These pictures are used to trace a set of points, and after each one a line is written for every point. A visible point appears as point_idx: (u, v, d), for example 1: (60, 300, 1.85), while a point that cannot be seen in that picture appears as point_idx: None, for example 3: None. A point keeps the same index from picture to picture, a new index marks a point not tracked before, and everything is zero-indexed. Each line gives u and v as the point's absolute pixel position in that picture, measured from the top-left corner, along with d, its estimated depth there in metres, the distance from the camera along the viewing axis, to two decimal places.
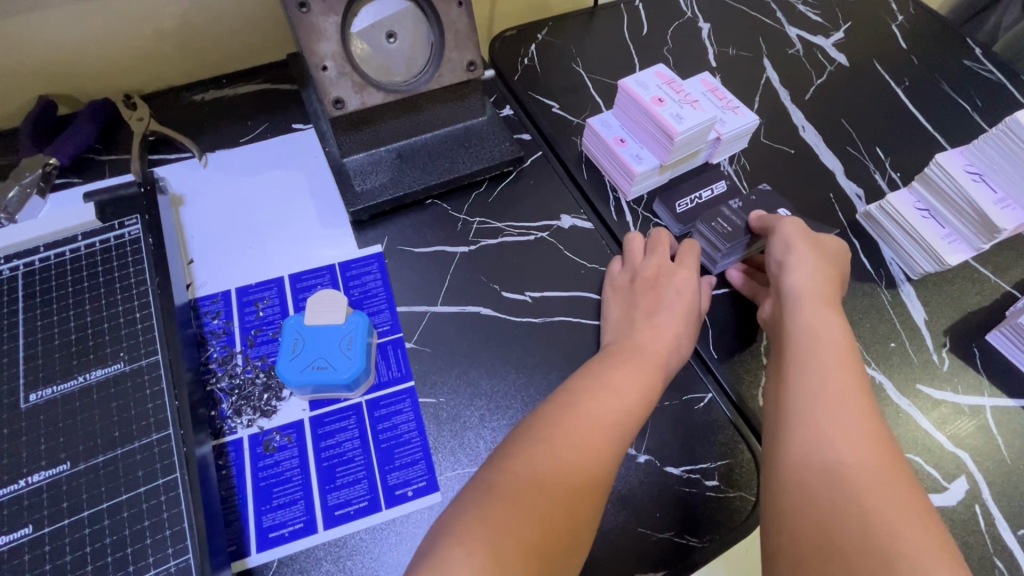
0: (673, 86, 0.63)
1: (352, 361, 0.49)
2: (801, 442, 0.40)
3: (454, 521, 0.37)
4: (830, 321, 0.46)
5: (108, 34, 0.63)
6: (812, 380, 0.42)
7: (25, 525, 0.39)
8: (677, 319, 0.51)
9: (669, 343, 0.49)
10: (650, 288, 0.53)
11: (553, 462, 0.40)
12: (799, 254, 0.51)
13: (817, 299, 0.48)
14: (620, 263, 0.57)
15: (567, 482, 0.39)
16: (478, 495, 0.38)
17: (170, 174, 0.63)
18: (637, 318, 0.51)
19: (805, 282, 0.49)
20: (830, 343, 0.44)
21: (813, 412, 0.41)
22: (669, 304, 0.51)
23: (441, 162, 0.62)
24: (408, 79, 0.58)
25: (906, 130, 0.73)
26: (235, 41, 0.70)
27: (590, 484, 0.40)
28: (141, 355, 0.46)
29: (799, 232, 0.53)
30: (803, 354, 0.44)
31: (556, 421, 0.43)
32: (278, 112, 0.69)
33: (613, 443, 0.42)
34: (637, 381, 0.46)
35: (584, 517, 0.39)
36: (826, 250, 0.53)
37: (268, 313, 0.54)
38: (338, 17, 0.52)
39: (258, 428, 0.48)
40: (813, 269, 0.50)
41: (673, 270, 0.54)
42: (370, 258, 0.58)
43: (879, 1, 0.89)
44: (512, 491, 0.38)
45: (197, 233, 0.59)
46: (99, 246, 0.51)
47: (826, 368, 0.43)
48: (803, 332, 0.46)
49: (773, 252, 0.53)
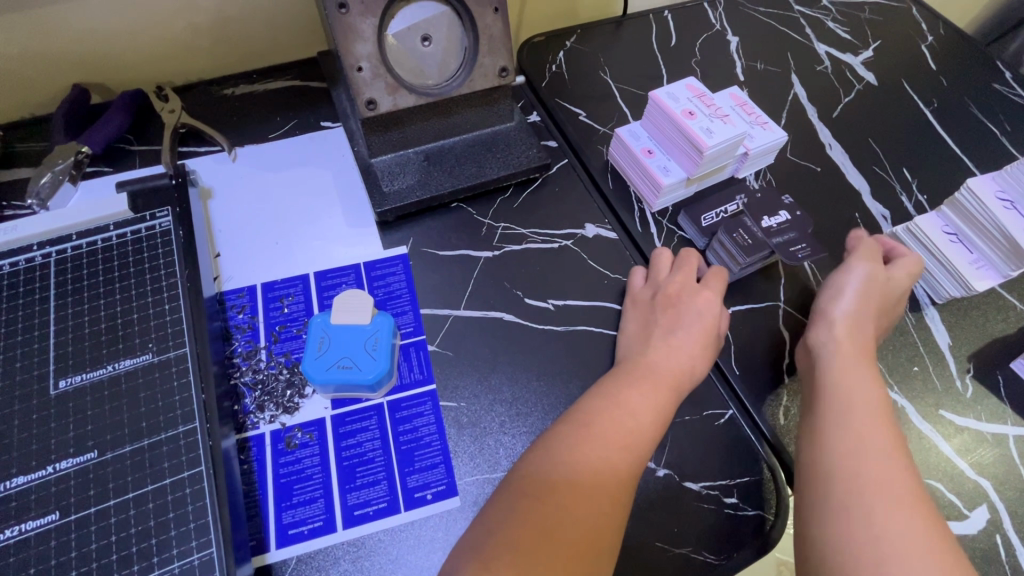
0: (704, 100, 0.63)
1: (377, 363, 0.49)
2: (841, 481, 0.41)
3: (484, 542, 0.37)
4: (871, 371, 0.48)
5: (143, 25, 0.64)
6: (854, 424, 0.43)
7: (52, 511, 0.39)
8: (695, 342, 0.50)
9: (688, 367, 0.49)
10: (669, 306, 0.53)
11: (563, 472, 0.41)
12: (848, 300, 0.52)
13: (861, 347, 0.49)
14: (643, 276, 0.57)
15: (574, 491, 0.40)
16: (507, 508, 0.39)
17: (200, 167, 0.63)
18: (656, 335, 0.51)
19: (851, 327, 0.50)
20: (871, 392, 0.46)
21: (848, 451, 0.42)
22: (687, 324, 0.51)
23: (469, 166, 0.62)
24: (440, 83, 0.58)
25: (933, 151, 0.73)
26: (266, 36, 0.70)
27: (607, 502, 0.40)
28: (169, 347, 0.46)
29: (847, 274, 0.54)
30: (844, 397, 0.45)
31: (564, 436, 0.43)
32: (308, 109, 0.70)
33: (631, 464, 0.42)
34: (650, 400, 0.46)
35: (603, 539, 0.39)
36: (888, 292, 0.53)
37: (292, 309, 0.54)
38: (376, 19, 0.52)
39: (280, 425, 0.48)
40: (862, 316, 0.51)
41: (695, 291, 0.54)
42: (396, 259, 0.59)
43: (909, 21, 0.89)
44: (537, 507, 0.39)
45: (224, 227, 0.59)
46: (131, 236, 0.51)
47: (864, 411, 0.44)
48: (845, 375, 0.47)
49: (829, 292, 0.53)
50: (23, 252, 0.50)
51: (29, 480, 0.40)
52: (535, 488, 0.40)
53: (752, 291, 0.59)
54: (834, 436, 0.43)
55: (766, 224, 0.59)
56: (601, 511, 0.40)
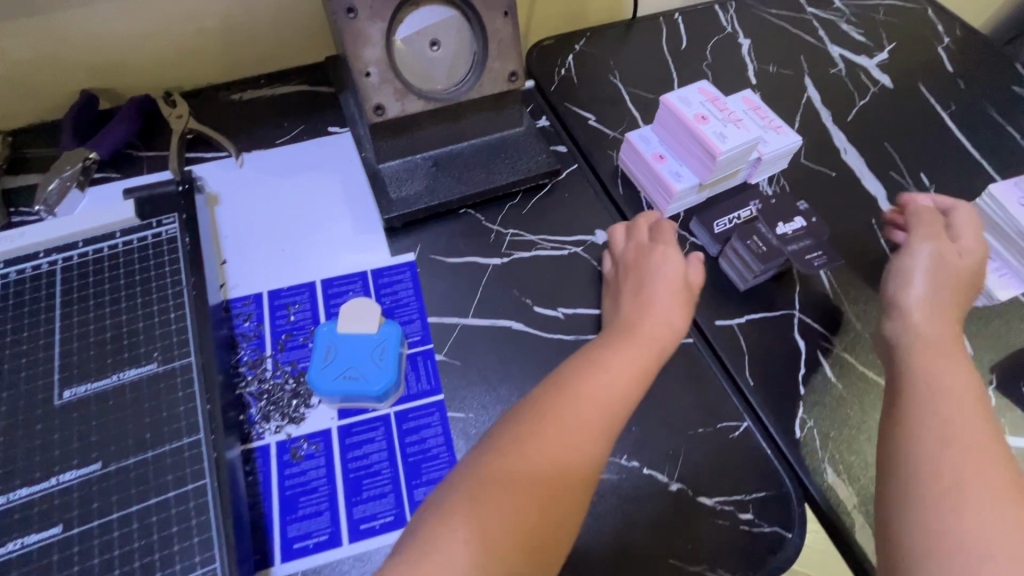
0: (717, 104, 0.62)
1: (384, 373, 0.48)
2: (924, 425, 0.41)
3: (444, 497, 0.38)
4: (951, 337, 0.47)
5: (153, 30, 0.64)
6: (942, 386, 0.43)
7: (55, 524, 0.39)
8: (663, 295, 0.51)
9: (661, 317, 0.49)
10: (631, 274, 0.53)
11: (531, 428, 0.40)
12: (926, 274, 0.51)
13: (942, 317, 0.49)
14: (610, 258, 0.57)
15: (539, 443, 0.40)
16: (468, 472, 0.39)
17: (206, 173, 0.63)
18: (626, 294, 0.52)
19: (926, 297, 0.50)
20: (956, 360, 0.45)
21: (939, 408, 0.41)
22: (653, 282, 0.52)
23: (478, 172, 0.61)
24: (449, 87, 0.58)
25: (951, 155, 0.71)
26: (274, 41, 0.70)
27: (571, 457, 0.40)
28: (174, 356, 0.46)
29: (917, 252, 0.53)
30: (928, 362, 0.45)
31: (540, 397, 0.43)
32: (315, 114, 0.69)
33: (597, 414, 0.42)
34: (621, 352, 0.46)
35: (566, 496, 0.39)
36: (960, 263, 0.52)
37: (299, 317, 0.54)
38: (384, 24, 0.52)
39: (286, 435, 0.48)
40: (939, 291, 0.50)
41: (653, 251, 0.54)
42: (403, 266, 0.58)
43: (925, 23, 0.87)
44: (496, 467, 0.38)
45: (230, 233, 0.59)
46: (137, 244, 0.51)
47: (950, 373, 0.44)
48: (930, 343, 0.46)
49: (894, 273, 0.53)
50: (30, 259, 0.50)
51: (32, 492, 0.40)
52: (499, 474, 0.38)
53: (767, 300, 0.58)
54: (924, 378, 0.44)
55: (782, 231, 0.58)
56: (567, 469, 0.39)
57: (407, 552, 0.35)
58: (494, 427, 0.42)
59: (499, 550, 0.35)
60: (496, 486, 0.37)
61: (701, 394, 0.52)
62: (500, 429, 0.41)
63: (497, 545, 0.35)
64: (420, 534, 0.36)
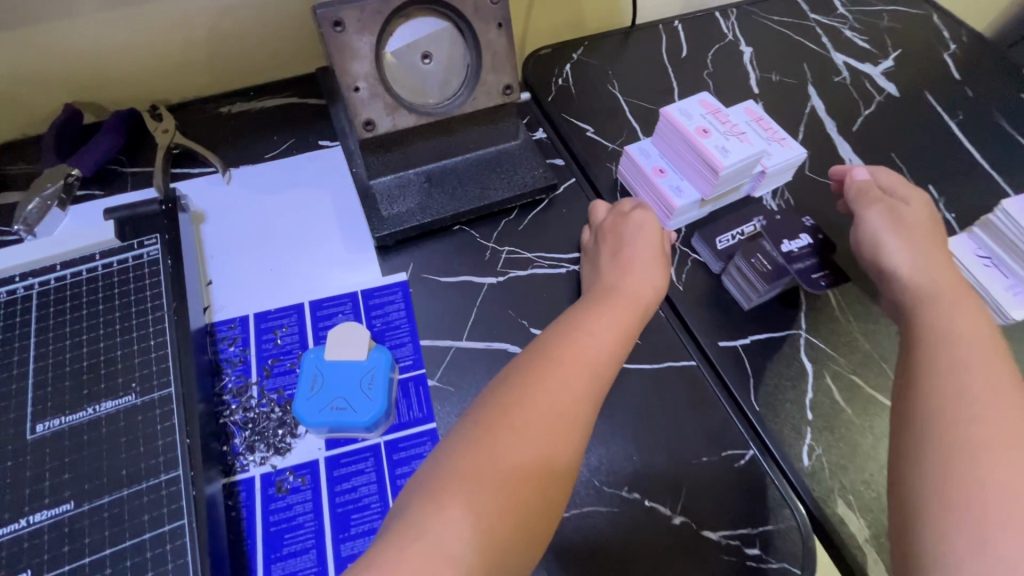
0: (719, 116, 0.60)
1: (373, 403, 0.46)
2: (932, 365, 0.41)
3: (433, 474, 0.36)
4: (948, 287, 0.48)
5: (137, 43, 0.62)
6: (949, 334, 0.43)
7: (24, 570, 0.37)
8: (641, 255, 0.52)
9: (642, 278, 0.51)
10: (610, 238, 0.55)
11: (518, 399, 0.39)
12: (891, 236, 0.53)
13: (925, 271, 0.50)
14: (588, 231, 0.58)
15: (526, 412, 0.39)
16: (457, 448, 0.37)
17: (192, 190, 0.61)
18: (605, 258, 0.53)
19: (907, 260, 0.51)
20: (959, 308, 0.45)
21: (949, 352, 0.42)
22: (632, 243, 0.53)
23: (472, 187, 0.59)
24: (441, 101, 0.56)
25: (959, 166, 0.69)
26: (263, 52, 0.68)
27: (561, 423, 0.39)
28: (153, 386, 0.44)
29: (868, 220, 0.55)
30: (931, 316, 0.46)
31: (527, 368, 0.42)
32: (305, 127, 0.67)
33: (584, 379, 0.41)
34: (605, 315, 0.47)
35: (557, 462, 0.38)
36: (911, 216, 0.54)
37: (286, 341, 0.52)
38: (373, 37, 0.50)
39: (271, 467, 0.46)
40: (913, 248, 0.52)
41: (631, 217, 0.56)
42: (394, 286, 0.56)
43: (930, 29, 0.85)
44: (484, 439, 0.37)
45: (216, 253, 0.57)
46: (117, 266, 0.49)
47: (954, 321, 0.44)
48: (925, 299, 0.47)
49: (863, 245, 0.55)
50: (5, 284, 0.48)
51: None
52: (486, 444, 0.37)
53: (771, 319, 0.55)
54: (930, 327, 0.45)
55: (787, 248, 0.56)
56: (557, 435, 0.38)
57: (396, 536, 0.33)
58: (479, 401, 0.41)
59: (491, 517, 0.34)
60: (483, 458, 0.36)
61: (704, 420, 0.50)
62: (488, 402, 0.40)
63: (495, 517, 0.34)
64: (406, 517, 0.34)
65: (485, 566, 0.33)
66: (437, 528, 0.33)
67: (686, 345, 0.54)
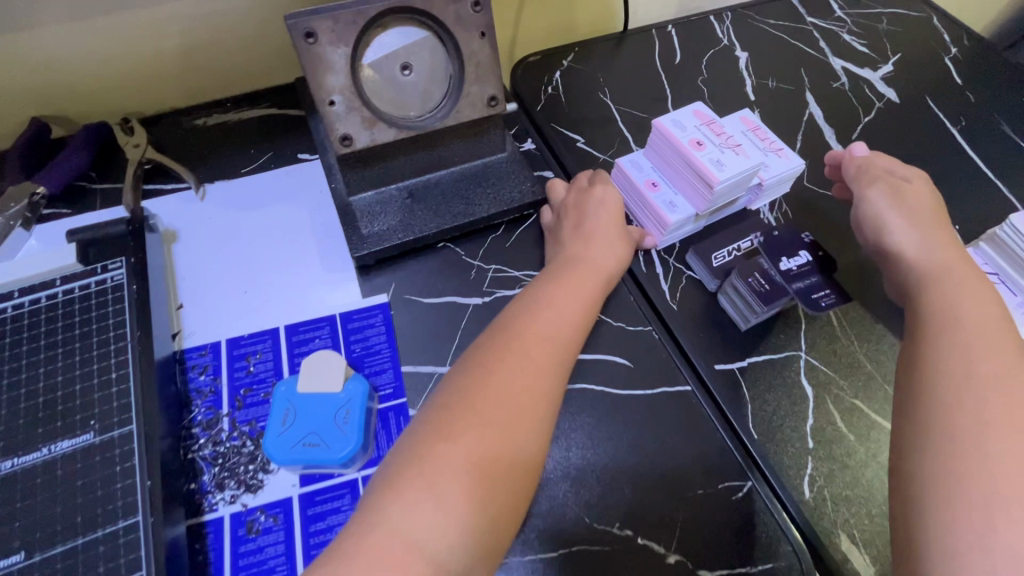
0: (713, 127, 0.57)
1: (348, 437, 0.43)
2: (937, 339, 0.40)
3: (400, 456, 0.38)
4: (954, 262, 0.46)
5: (106, 54, 0.59)
6: (953, 309, 0.42)
7: None
8: (602, 230, 0.54)
9: (602, 251, 0.53)
10: (573, 213, 0.56)
11: (479, 380, 0.42)
12: (893, 212, 0.51)
13: (929, 248, 0.48)
14: (549, 210, 0.58)
15: (487, 390, 0.41)
16: (422, 429, 0.39)
17: (164, 207, 0.58)
18: (566, 233, 0.55)
19: (909, 236, 0.49)
20: (964, 284, 0.44)
21: (955, 327, 0.40)
22: (593, 217, 0.55)
23: (456, 203, 0.57)
24: (423, 114, 0.53)
25: (964, 175, 0.66)
26: (240, 62, 0.65)
27: (524, 398, 0.41)
28: (113, 424, 0.41)
29: (869, 197, 0.53)
30: (935, 292, 0.44)
31: (487, 352, 0.44)
32: (284, 140, 0.65)
33: (543, 355, 0.45)
34: (566, 295, 0.49)
35: (521, 436, 0.40)
36: (914, 192, 0.52)
37: (259, 369, 0.49)
38: (348, 48, 0.47)
39: (241, 506, 0.43)
40: (915, 224, 0.50)
41: (591, 192, 0.57)
42: (375, 308, 0.53)
43: (931, 32, 0.83)
44: (447, 418, 0.39)
45: (188, 275, 0.54)
46: (79, 292, 0.47)
47: (960, 295, 0.43)
48: (930, 274, 0.46)
49: (864, 223, 0.53)
50: None
51: None
52: (446, 421, 0.39)
53: (770, 339, 0.53)
54: (935, 302, 0.43)
55: (785, 266, 0.53)
56: (520, 409, 0.41)
57: (366, 518, 0.35)
58: (441, 386, 0.43)
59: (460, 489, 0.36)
60: (448, 436, 0.38)
61: (699, 449, 0.48)
62: (449, 387, 0.42)
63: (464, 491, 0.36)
64: (376, 497, 0.36)
65: (458, 536, 0.35)
66: (406, 500, 0.35)
67: (680, 368, 0.52)
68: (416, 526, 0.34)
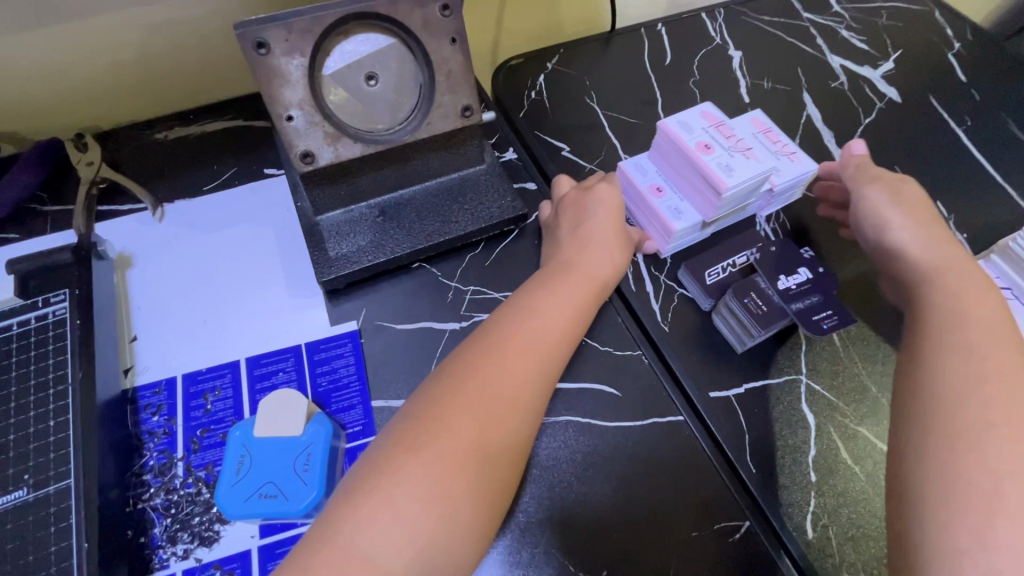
0: (723, 129, 0.54)
1: (307, 489, 0.39)
2: (938, 343, 0.37)
3: (362, 470, 0.36)
4: (953, 259, 0.43)
5: (53, 69, 0.55)
6: (953, 308, 0.39)
7: None
8: (603, 227, 0.51)
9: (602, 253, 0.50)
10: (573, 208, 0.53)
11: (455, 388, 0.39)
12: (889, 207, 0.48)
13: (926, 244, 0.45)
14: (549, 206, 0.56)
15: (462, 400, 0.38)
16: (389, 440, 0.37)
17: (119, 230, 0.54)
18: (565, 231, 0.52)
19: (906, 231, 0.46)
20: (963, 282, 0.41)
21: (957, 328, 0.37)
22: (595, 214, 0.52)
23: (432, 220, 0.53)
24: (392, 126, 0.49)
25: (970, 179, 0.63)
26: (201, 72, 0.61)
27: (501, 409, 0.39)
28: (48, 479, 0.38)
29: (862, 193, 0.51)
30: (935, 289, 0.41)
31: (468, 356, 0.41)
32: (249, 154, 0.61)
33: (527, 363, 0.42)
34: (556, 295, 0.46)
35: (494, 450, 0.37)
36: (908, 188, 0.50)
37: (218, 408, 0.45)
38: (304, 59, 0.43)
39: (195, 562, 0.39)
40: (910, 219, 0.47)
41: (596, 188, 0.54)
42: (343, 337, 0.49)
43: (933, 26, 0.79)
44: (415, 431, 0.37)
45: (143, 304, 0.50)
46: (18, 329, 0.43)
47: (960, 293, 0.40)
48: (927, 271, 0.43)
49: (862, 220, 0.50)
50: None
51: None
52: (414, 436, 0.37)
53: (768, 362, 0.50)
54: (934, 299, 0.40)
55: (783, 284, 0.50)
56: (494, 420, 0.38)
57: (318, 537, 0.33)
58: (417, 391, 0.41)
59: (420, 508, 0.34)
60: (414, 450, 0.36)
61: (693, 486, 0.44)
62: (424, 395, 0.40)
63: (423, 510, 0.34)
64: (331, 515, 0.34)
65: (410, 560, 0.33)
66: (360, 518, 0.33)
67: (671, 395, 0.48)
68: (367, 549, 0.32)
